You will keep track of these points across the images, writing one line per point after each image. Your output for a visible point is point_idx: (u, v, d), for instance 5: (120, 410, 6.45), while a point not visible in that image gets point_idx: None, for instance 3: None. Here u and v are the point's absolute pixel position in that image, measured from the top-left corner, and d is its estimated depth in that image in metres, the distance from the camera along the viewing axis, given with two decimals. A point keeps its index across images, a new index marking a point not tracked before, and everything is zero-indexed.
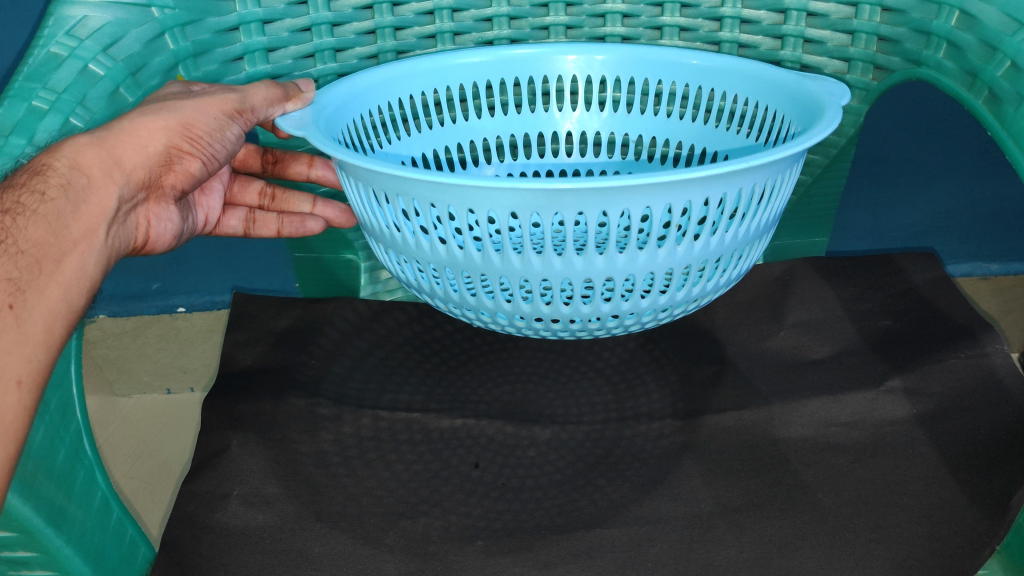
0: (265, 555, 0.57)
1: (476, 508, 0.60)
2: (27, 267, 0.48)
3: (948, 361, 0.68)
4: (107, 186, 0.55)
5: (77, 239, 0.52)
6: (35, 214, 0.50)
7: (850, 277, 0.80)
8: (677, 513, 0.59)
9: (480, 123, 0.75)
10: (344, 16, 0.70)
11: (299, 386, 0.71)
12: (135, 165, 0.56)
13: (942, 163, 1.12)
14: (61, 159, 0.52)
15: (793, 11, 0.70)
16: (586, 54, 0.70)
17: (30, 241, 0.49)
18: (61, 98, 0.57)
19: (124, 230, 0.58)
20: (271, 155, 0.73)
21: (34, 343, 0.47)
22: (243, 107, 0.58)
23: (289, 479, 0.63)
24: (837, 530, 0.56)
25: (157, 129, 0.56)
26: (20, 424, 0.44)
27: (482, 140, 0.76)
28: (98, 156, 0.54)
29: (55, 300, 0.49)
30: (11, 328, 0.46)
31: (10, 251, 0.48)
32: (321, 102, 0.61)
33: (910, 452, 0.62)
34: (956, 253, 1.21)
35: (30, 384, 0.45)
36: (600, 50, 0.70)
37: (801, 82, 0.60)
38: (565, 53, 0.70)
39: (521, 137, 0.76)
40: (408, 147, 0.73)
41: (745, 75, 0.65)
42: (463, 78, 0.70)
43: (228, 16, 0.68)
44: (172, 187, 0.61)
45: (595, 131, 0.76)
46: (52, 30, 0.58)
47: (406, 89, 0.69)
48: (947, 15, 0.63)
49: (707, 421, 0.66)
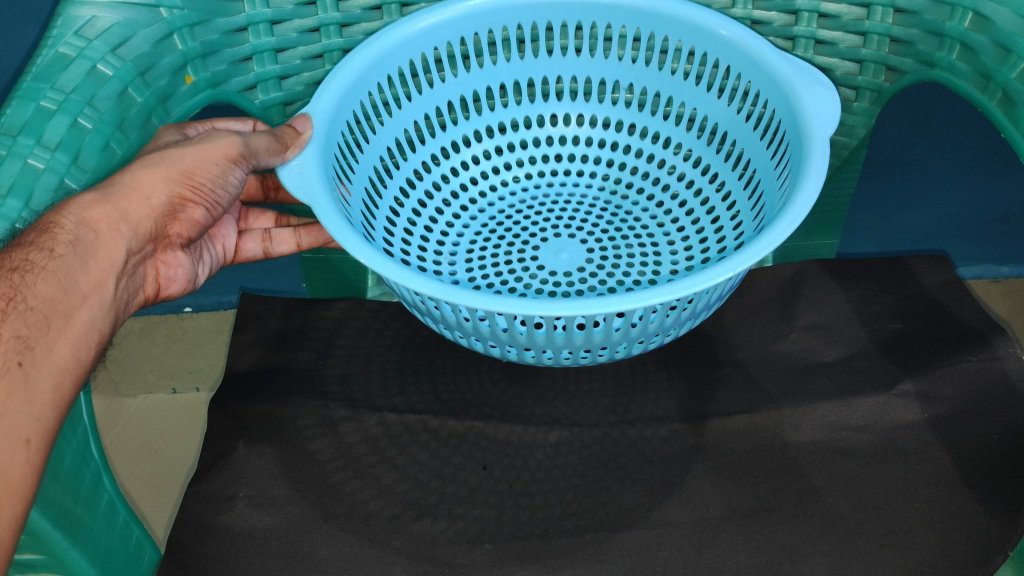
0: (271, 558, 0.58)
1: (485, 511, 0.60)
2: (35, 324, 0.49)
3: (960, 364, 0.67)
4: (114, 240, 0.55)
5: (87, 293, 0.53)
6: (44, 271, 0.51)
7: (860, 279, 0.77)
8: (687, 518, 0.59)
9: (471, 78, 0.74)
10: (353, 17, 0.70)
11: (307, 387, 0.71)
12: (141, 218, 0.56)
13: (953, 165, 1.08)
14: (69, 216, 0.52)
15: (805, 12, 0.69)
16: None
17: (39, 296, 0.50)
18: (69, 98, 0.56)
19: (133, 282, 0.58)
20: (272, 180, 0.75)
21: (43, 402, 0.47)
22: (245, 152, 0.58)
23: (296, 482, 0.63)
24: (848, 535, 0.57)
25: (159, 180, 0.56)
26: (29, 481, 0.45)
27: (471, 95, 0.75)
28: (106, 212, 0.54)
29: (63, 356, 0.50)
30: (19, 387, 0.47)
31: (20, 309, 0.49)
32: (320, 116, 0.62)
33: (921, 457, 0.61)
34: (966, 255, 1.20)
35: (39, 443, 0.46)
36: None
37: (795, 95, 0.60)
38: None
39: (508, 85, 0.75)
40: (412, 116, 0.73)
41: (736, 51, 0.66)
42: (451, 33, 0.70)
43: (236, 16, 0.67)
44: (179, 236, 0.61)
45: (589, 75, 0.75)
46: (61, 30, 0.58)
47: (403, 59, 0.69)
48: (960, 17, 0.62)
49: (716, 424, 0.65)
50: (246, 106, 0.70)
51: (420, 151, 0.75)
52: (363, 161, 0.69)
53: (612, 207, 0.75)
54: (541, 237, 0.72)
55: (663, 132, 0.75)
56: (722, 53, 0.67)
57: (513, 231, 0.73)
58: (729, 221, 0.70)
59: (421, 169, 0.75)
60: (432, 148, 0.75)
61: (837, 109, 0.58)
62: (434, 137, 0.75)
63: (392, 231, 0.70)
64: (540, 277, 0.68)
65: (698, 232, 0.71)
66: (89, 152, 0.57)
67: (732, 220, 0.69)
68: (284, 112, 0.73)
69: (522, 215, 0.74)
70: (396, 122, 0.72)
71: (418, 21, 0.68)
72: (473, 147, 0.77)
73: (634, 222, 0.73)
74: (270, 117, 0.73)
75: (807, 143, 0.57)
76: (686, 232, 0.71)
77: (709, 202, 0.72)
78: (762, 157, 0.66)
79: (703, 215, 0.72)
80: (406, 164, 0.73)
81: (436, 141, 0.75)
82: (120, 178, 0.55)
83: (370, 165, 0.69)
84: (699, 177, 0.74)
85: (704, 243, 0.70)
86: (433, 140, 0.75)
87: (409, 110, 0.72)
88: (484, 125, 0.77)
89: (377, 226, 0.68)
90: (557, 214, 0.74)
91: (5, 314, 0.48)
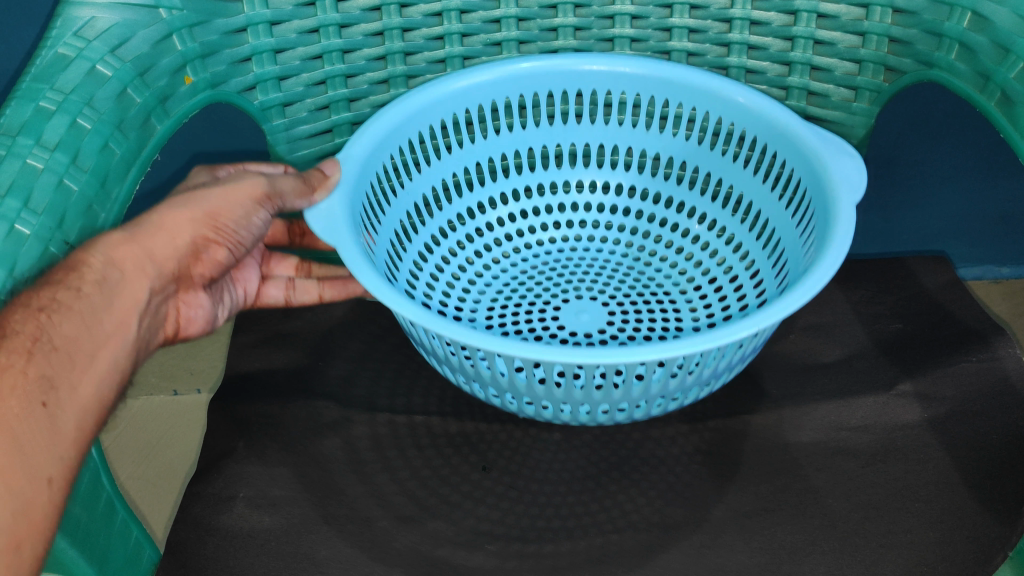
0: (271, 558, 0.58)
1: (486, 512, 0.60)
2: (60, 363, 0.47)
3: (960, 365, 0.67)
4: (138, 279, 0.54)
5: (110, 333, 0.51)
6: (69, 311, 0.49)
7: (859, 280, 0.78)
8: (687, 518, 0.59)
9: (481, 148, 0.75)
10: (352, 17, 0.70)
11: (308, 388, 0.71)
12: (166, 258, 0.56)
13: (953, 165, 1.08)
14: (96, 255, 0.52)
15: (803, 12, 0.69)
16: (611, 66, 0.70)
17: (63, 336, 0.48)
18: (68, 98, 0.56)
19: (156, 320, 0.58)
20: (299, 227, 0.77)
21: (65, 441, 0.46)
22: (270, 193, 0.58)
23: (297, 482, 0.63)
24: (848, 535, 0.57)
25: (186, 221, 0.56)
26: (48, 526, 0.44)
27: (493, 158, 0.76)
28: (131, 251, 0.54)
29: (86, 396, 0.48)
30: (43, 430, 0.45)
31: (45, 349, 0.47)
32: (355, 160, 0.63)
33: (921, 457, 0.61)
34: (966, 256, 1.20)
35: (61, 484, 0.44)
36: (630, 62, 0.70)
37: (820, 154, 0.61)
38: (587, 63, 0.71)
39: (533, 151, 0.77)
40: (431, 179, 0.73)
41: (762, 121, 0.66)
42: (483, 95, 0.71)
43: (236, 17, 0.67)
44: (200, 275, 0.60)
45: (612, 142, 0.77)
46: (60, 32, 0.59)
47: (432, 116, 0.70)
48: (959, 17, 0.62)
49: (715, 425, 0.65)
50: (245, 107, 0.70)
51: (444, 211, 0.75)
52: (387, 217, 0.69)
53: (626, 269, 0.74)
54: (562, 296, 0.72)
55: (684, 201, 0.76)
56: (747, 126, 0.68)
57: (533, 289, 0.73)
58: (749, 280, 0.70)
59: (446, 227, 0.75)
60: (456, 208, 0.76)
61: (864, 173, 0.58)
62: (458, 199, 0.76)
63: (415, 283, 0.70)
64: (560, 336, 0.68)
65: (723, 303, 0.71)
66: (88, 153, 0.56)
67: (754, 284, 0.69)
68: (283, 114, 0.73)
69: (545, 276, 0.75)
70: (417, 183, 0.72)
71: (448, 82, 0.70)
72: (499, 210, 0.78)
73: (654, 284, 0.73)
74: (268, 118, 0.72)
75: (832, 202, 0.57)
76: (706, 294, 0.71)
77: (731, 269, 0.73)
78: (784, 220, 0.67)
79: (722, 277, 0.72)
80: (431, 222, 0.74)
81: (459, 203, 0.76)
82: (146, 219, 0.55)
83: (394, 220, 0.69)
84: (715, 238, 0.74)
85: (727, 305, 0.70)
86: (456, 202, 0.76)
87: (427, 175, 0.73)
88: (504, 191, 0.78)
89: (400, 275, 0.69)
90: (579, 273, 0.74)
91: (30, 354, 0.46)
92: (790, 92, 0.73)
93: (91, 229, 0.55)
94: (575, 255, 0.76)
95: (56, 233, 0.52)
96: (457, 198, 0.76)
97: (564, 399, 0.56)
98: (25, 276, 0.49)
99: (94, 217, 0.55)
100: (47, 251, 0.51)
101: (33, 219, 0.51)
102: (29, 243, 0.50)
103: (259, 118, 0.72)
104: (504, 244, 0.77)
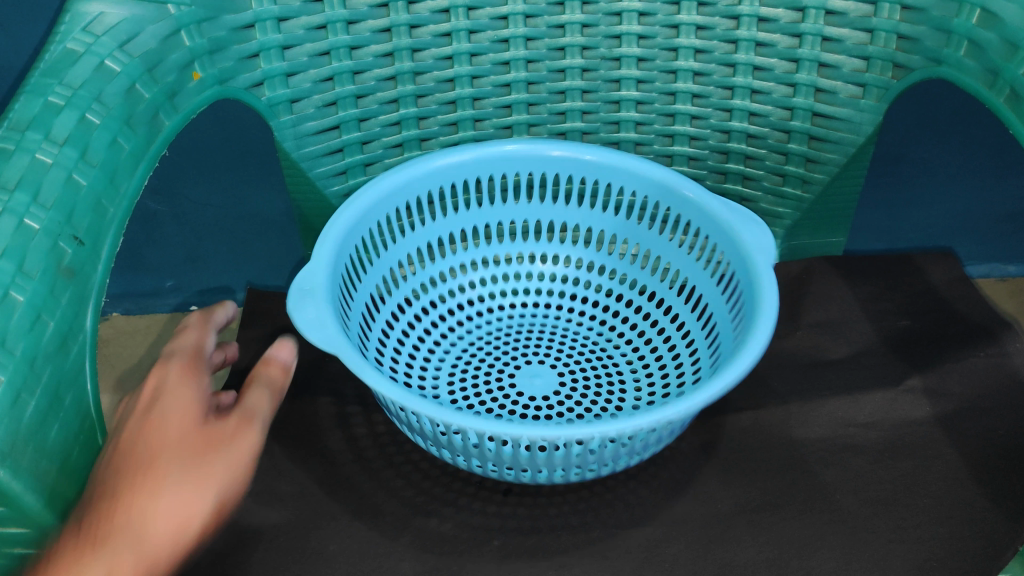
0: (280, 554, 0.59)
1: (492, 508, 0.61)
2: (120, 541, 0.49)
3: (968, 361, 0.67)
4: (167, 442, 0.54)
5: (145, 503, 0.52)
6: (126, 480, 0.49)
7: (867, 276, 0.77)
8: (694, 513, 0.59)
9: (466, 216, 0.77)
10: (360, 13, 0.71)
11: (316, 384, 0.71)
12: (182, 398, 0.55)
13: (960, 163, 1.08)
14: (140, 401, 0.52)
15: (812, 9, 0.69)
16: (571, 152, 0.73)
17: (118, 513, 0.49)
18: (77, 94, 0.56)
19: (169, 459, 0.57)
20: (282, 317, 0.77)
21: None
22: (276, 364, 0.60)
23: (305, 478, 0.63)
24: (856, 531, 0.57)
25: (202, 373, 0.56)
26: None
27: (466, 229, 0.78)
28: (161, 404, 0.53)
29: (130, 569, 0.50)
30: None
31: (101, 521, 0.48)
32: (330, 241, 0.65)
33: (929, 453, 0.61)
34: (973, 255, 1.20)
35: None
36: (590, 150, 0.73)
37: (751, 256, 0.64)
38: (549, 148, 0.73)
39: (494, 227, 0.78)
40: (407, 246, 0.75)
41: (701, 212, 0.69)
42: (476, 171, 0.74)
43: (244, 13, 0.67)
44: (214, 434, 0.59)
45: (568, 222, 0.79)
46: (69, 27, 0.59)
47: (421, 188, 0.73)
48: (968, 13, 0.62)
49: (723, 421, 0.66)
50: (254, 104, 0.70)
51: (417, 276, 0.76)
52: (363, 283, 0.70)
53: (571, 332, 0.75)
54: (530, 356, 0.73)
55: (627, 274, 0.78)
56: (683, 212, 0.71)
57: (493, 351, 0.74)
58: (685, 351, 0.72)
59: (417, 290, 0.76)
60: (427, 274, 0.77)
61: (773, 239, 0.64)
62: (431, 264, 0.77)
63: (384, 346, 0.71)
64: (518, 401, 0.68)
65: (671, 359, 0.72)
66: (96, 147, 0.56)
67: (690, 354, 0.71)
68: (291, 110, 0.72)
69: (513, 333, 0.76)
70: (397, 248, 0.74)
71: (436, 159, 0.73)
72: (461, 278, 0.79)
73: (604, 347, 0.74)
74: (276, 114, 0.72)
75: (758, 286, 0.61)
76: (643, 358, 0.72)
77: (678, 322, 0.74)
78: (715, 295, 0.69)
79: (658, 338, 0.74)
80: (403, 286, 0.75)
81: (434, 266, 0.77)
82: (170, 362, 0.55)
83: (368, 288, 0.71)
84: (653, 308, 0.76)
85: (664, 370, 0.71)
86: (430, 266, 0.77)
87: (413, 238, 0.75)
88: (472, 260, 0.79)
89: (371, 344, 0.70)
90: (531, 334, 0.75)
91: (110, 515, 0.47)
92: (798, 89, 0.72)
93: (99, 225, 0.55)
94: (524, 318, 0.77)
95: (64, 229, 0.52)
96: (429, 263, 0.77)
97: (539, 466, 0.58)
98: (35, 271, 0.49)
99: (102, 213, 0.55)
100: (56, 245, 0.51)
101: (42, 213, 0.51)
102: (38, 237, 0.50)
103: (266, 115, 0.71)
104: (464, 310, 0.78)
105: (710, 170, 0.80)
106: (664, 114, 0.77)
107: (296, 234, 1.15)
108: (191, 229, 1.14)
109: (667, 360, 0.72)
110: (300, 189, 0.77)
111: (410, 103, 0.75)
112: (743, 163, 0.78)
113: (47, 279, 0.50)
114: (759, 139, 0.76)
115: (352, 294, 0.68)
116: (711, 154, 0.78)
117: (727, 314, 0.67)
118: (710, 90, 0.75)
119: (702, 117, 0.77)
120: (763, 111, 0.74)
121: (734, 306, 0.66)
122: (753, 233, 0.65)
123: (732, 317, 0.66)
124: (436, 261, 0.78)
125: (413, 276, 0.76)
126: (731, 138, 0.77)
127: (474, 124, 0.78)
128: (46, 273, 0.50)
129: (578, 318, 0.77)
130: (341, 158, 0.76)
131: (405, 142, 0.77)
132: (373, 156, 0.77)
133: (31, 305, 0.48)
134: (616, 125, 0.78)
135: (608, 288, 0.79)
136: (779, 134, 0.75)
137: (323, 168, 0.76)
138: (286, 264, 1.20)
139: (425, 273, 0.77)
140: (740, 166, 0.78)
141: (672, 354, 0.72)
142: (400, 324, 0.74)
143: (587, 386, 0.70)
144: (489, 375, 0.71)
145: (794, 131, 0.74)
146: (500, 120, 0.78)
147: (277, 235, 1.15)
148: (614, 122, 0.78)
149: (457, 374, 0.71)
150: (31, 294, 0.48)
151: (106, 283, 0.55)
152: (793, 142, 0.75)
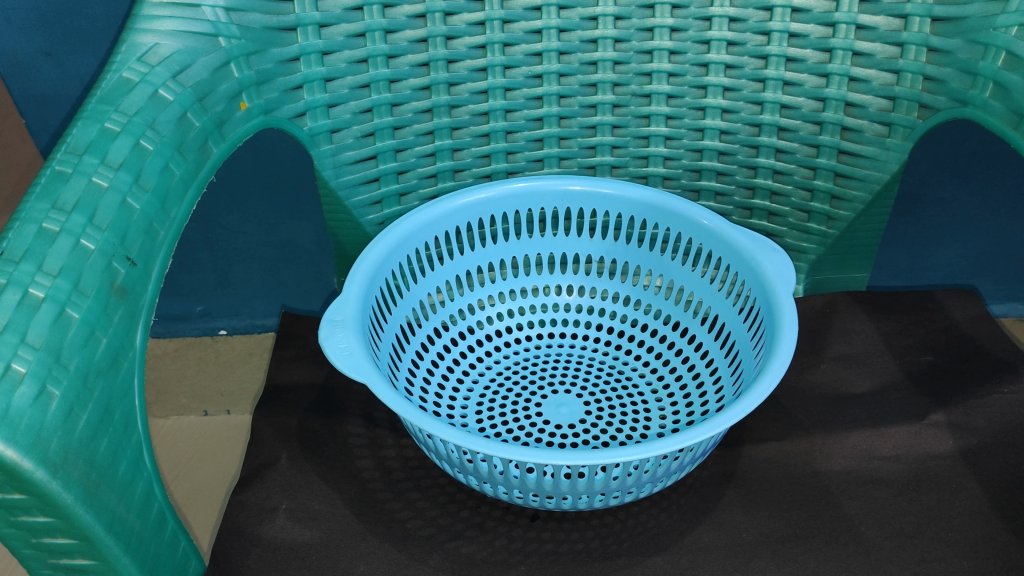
0: (311, 572, 0.60)
1: (520, 534, 0.62)
2: None
3: (992, 396, 0.69)
4: None
5: None
6: None
7: (891, 312, 0.78)
8: (719, 542, 0.60)
9: (493, 250, 0.79)
10: (400, 48, 0.73)
11: (346, 408, 0.73)
12: None
13: (980, 204, 1.09)
14: None
15: (839, 50, 0.71)
16: (591, 187, 0.76)
17: None
18: (132, 120, 0.58)
19: None
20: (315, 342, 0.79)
21: None
22: None
23: (337, 499, 0.65)
24: (881, 563, 0.58)
25: None
26: None
27: (495, 262, 0.80)
28: None
29: None
30: None
31: None
32: (362, 274, 0.67)
33: (953, 487, 0.62)
34: (996, 293, 1.20)
35: None
36: (608, 183, 0.76)
37: (768, 283, 0.65)
38: (570, 184, 0.76)
39: (521, 259, 0.80)
40: (436, 279, 0.77)
41: (722, 243, 0.71)
42: (501, 207, 0.76)
43: (290, 47, 0.70)
44: None
45: (592, 256, 0.80)
46: (125, 57, 0.61)
47: (447, 224, 0.75)
48: (993, 56, 0.64)
49: (743, 452, 0.67)
50: (296, 133, 0.72)
51: (445, 307, 0.78)
52: (394, 315, 0.72)
53: (596, 361, 0.76)
54: (557, 384, 0.73)
55: (651, 304, 0.79)
56: (705, 242, 0.73)
57: (520, 378, 0.75)
58: (709, 376, 0.73)
59: (448, 320, 0.78)
60: (456, 305, 0.79)
61: (794, 267, 0.66)
62: (459, 295, 0.79)
63: (415, 372, 0.73)
64: (545, 430, 0.69)
65: (697, 387, 0.72)
66: (149, 172, 0.58)
67: (713, 379, 0.72)
68: (331, 139, 0.75)
69: (540, 358, 0.77)
70: (427, 280, 0.76)
71: (460, 197, 0.75)
72: (489, 308, 0.80)
73: (627, 373, 0.75)
74: (317, 144, 0.74)
75: (778, 311, 0.63)
76: (667, 386, 0.73)
77: (703, 348, 0.75)
78: (736, 321, 0.71)
79: (681, 366, 0.75)
80: (433, 317, 0.77)
81: (462, 298, 0.79)
82: None
83: (399, 318, 0.72)
84: (679, 338, 0.76)
85: (688, 397, 0.72)
86: (458, 298, 0.79)
87: (442, 271, 0.77)
88: (498, 292, 0.81)
89: (400, 372, 0.71)
90: (557, 362, 0.76)
91: None
92: (824, 128, 0.74)
93: (150, 247, 0.57)
94: (550, 347, 0.78)
95: (118, 250, 0.54)
96: (458, 294, 0.79)
97: (566, 492, 0.59)
98: (89, 289, 0.51)
99: (154, 236, 0.57)
100: (110, 265, 0.53)
101: (97, 235, 0.53)
102: (93, 257, 0.52)
103: (307, 144, 0.74)
104: (492, 340, 0.79)
105: (736, 206, 0.81)
106: (692, 150, 0.79)
107: (326, 261, 1.17)
108: (223, 255, 1.16)
109: (690, 385, 0.73)
110: (335, 218, 0.79)
111: (446, 136, 0.78)
112: (769, 199, 0.80)
113: (100, 298, 0.51)
114: (785, 175, 0.78)
115: (382, 325, 0.70)
116: (737, 189, 0.80)
117: (749, 336, 0.68)
118: (738, 127, 0.77)
119: (729, 153, 0.78)
120: (790, 148, 0.76)
121: (755, 331, 0.67)
122: (771, 261, 0.67)
123: (753, 340, 0.67)
124: (464, 293, 0.79)
125: (442, 306, 0.78)
126: (758, 174, 0.79)
127: (507, 157, 0.80)
128: (99, 292, 0.51)
129: (603, 348, 0.78)
130: (377, 188, 0.78)
131: (440, 173, 0.80)
132: (408, 186, 0.79)
133: (85, 322, 0.50)
134: (645, 160, 0.80)
135: (634, 319, 0.80)
136: (805, 171, 0.77)
137: (359, 198, 0.78)
138: (313, 292, 1.22)
139: (453, 304, 0.78)
140: (766, 201, 0.80)
141: (695, 380, 0.73)
142: (429, 353, 0.75)
143: (612, 414, 0.70)
144: (516, 403, 0.72)
145: (819, 168, 0.76)
146: (532, 152, 0.80)
147: (307, 262, 1.18)
148: (643, 157, 0.80)
149: (485, 403, 0.72)
150: (85, 311, 0.50)
151: (155, 302, 0.57)
152: (819, 178, 0.77)
